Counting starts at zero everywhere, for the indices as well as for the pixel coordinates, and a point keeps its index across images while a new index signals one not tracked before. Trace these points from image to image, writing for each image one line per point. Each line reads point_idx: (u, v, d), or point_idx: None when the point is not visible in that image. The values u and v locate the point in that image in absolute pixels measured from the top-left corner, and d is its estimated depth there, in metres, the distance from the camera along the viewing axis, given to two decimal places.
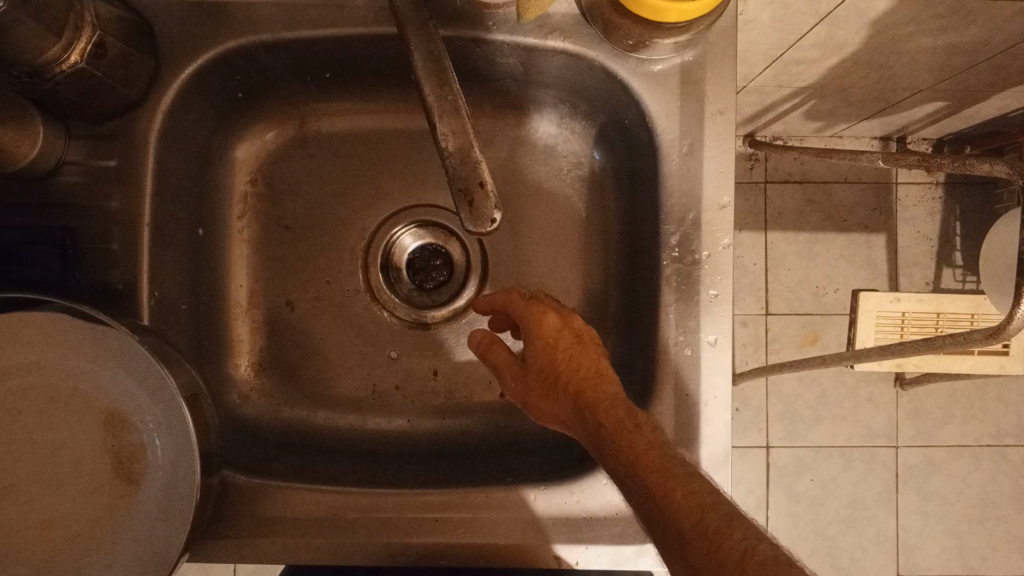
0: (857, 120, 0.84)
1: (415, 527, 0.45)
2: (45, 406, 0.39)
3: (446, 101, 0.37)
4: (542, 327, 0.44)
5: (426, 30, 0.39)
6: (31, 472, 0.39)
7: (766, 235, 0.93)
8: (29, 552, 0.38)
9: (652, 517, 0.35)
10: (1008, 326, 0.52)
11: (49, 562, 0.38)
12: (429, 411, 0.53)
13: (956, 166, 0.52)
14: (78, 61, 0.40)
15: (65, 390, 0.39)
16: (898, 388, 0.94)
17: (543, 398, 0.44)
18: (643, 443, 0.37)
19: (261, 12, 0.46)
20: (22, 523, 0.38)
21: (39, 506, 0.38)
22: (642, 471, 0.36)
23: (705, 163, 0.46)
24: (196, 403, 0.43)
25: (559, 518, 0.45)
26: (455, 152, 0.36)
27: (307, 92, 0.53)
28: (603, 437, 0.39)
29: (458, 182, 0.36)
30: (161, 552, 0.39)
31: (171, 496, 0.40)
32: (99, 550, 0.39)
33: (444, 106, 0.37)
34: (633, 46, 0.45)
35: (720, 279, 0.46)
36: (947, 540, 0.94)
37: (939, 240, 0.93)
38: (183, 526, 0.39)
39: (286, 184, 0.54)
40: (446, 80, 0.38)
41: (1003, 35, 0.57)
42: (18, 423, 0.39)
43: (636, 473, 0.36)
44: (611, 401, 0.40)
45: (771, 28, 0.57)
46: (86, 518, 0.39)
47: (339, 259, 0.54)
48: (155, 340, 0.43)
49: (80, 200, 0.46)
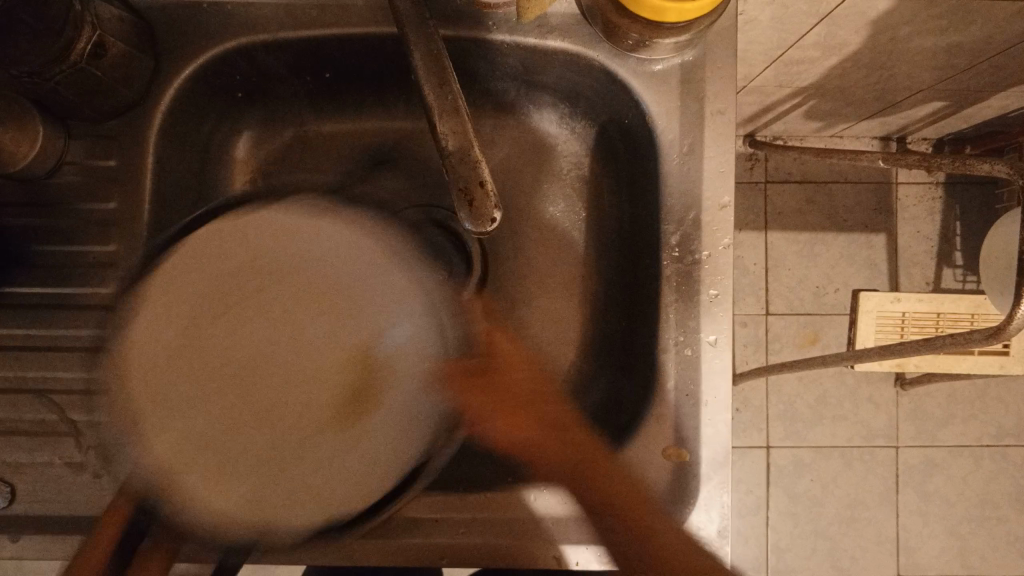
0: (857, 121, 0.84)
1: (416, 527, 0.46)
2: (292, 328, 0.44)
3: (447, 101, 0.37)
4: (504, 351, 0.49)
5: (427, 29, 0.39)
6: (332, 395, 0.43)
7: (766, 235, 0.93)
8: (214, 460, 0.41)
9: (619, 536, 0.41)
10: (1009, 326, 0.52)
11: (260, 459, 0.42)
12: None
13: (956, 166, 0.52)
14: (77, 60, 0.40)
15: (336, 300, 0.45)
16: (898, 388, 0.94)
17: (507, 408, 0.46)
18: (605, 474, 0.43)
19: (261, 13, 0.46)
20: (247, 435, 0.42)
21: (252, 404, 0.42)
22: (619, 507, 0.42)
23: (706, 162, 0.46)
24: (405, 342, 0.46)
25: (557, 517, 0.46)
26: (455, 152, 0.36)
27: (308, 93, 0.53)
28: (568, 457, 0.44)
29: (457, 180, 0.35)
30: (391, 460, 0.43)
31: (411, 419, 0.44)
32: (276, 471, 0.42)
33: (444, 106, 0.37)
34: (633, 46, 0.45)
35: (720, 279, 0.46)
36: (948, 540, 0.94)
37: (939, 240, 0.93)
38: (409, 452, 0.44)
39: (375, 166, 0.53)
40: (448, 81, 0.38)
41: (1004, 35, 0.57)
42: (268, 340, 0.44)
43: (621, 510, 0.42)
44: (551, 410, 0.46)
45: (772, 27, 0.57)
46: (332, 446, 0.43)
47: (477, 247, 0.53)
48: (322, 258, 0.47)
49: (79, 200, 0.46)
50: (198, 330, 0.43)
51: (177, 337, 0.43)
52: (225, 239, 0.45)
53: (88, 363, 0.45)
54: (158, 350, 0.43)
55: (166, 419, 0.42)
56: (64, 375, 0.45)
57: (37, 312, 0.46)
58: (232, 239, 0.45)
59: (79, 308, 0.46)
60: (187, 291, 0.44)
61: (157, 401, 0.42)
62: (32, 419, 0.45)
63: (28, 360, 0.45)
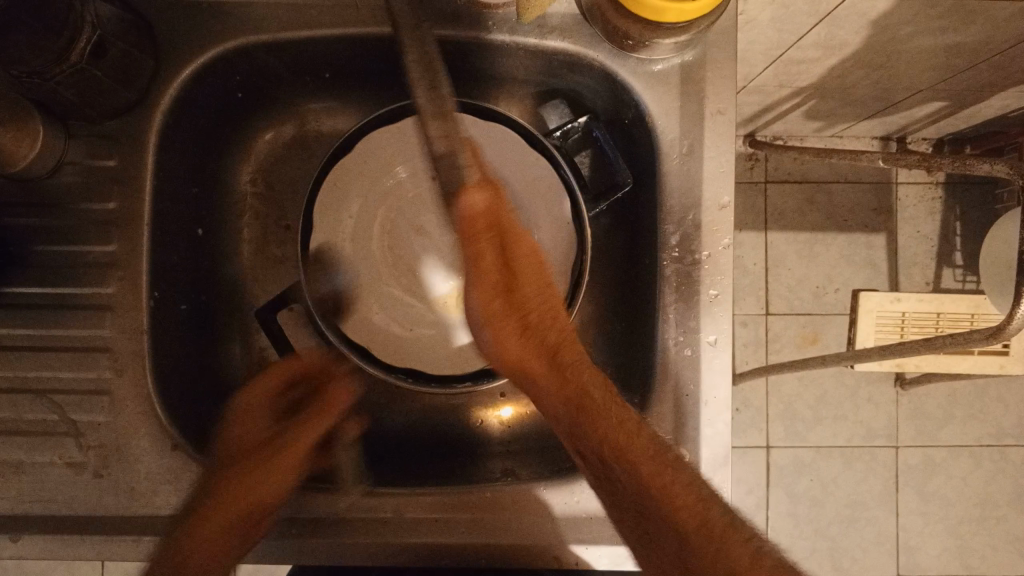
0: (857, 121, 0.84)
1: (414, 527, 0.45)
2: None
3: (437, 104, 0.38)
4: (514, 254, 0.43)
5: (419, 30, 0.39)
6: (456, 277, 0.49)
7: (766, 235, 0.93)
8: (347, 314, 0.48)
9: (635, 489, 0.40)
10: (1008, 326, 0.52)
11: (369, 320, 0.48)
12: (445, 407, 0.56)
13: (955, 166, 0.51)
14: (77, 60, 0.40)
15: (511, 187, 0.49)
16: (898, 388, 0.94)
17: (516, 325, 0.43)
18: (625, 419, 0.41)
19: (261, 12, 0.46)
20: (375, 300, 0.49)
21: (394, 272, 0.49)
22: (612, 448, 0.40)
23: (706, 162, 0.46)
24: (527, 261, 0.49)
25: (559, 518, 0.45)
26: (446, 155, 0.39)
27: (306, 89, 0.54)
28: (563, 393, 0.42)
29: (441, 185, 0.39)
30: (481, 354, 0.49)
31: None
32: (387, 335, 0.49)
33: (433, 109, 0.38)
34: (633, 46, 0.44)
35: (720, 279, 0.45)
36: (947, 540, 0.94)
37: (939, 240, 0.93)
38: None
39: (590, 155, 0.51)
40: (438, 85, 0.38)
41: (1003, 34, 0.57)
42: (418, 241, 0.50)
43: (617, 460, 0.40)
44: (552, 327, 0.44)
45: (772, 27, 0.57)
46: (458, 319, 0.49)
47: (630, 185, 0.49)
48: (372, 234, 0.49)
49: (80, 200, 0.46)
50: (364, 212, 0.49)
51: (351, 222, 0.49)
52: (383, 145, 0.49)
53: (88, 363, 0.45)
54: (329, 218, 0.48)
55: (334, 285, 0.48)
56: (64, 375, 0.45)
57: (36, 311, 0.46)
58: (384, 142, 0.49)
59: (79, 308, 0.46)
60: (351, 179, 0.49)
61: (324, 271, 0.48)
62: (33, 420, 0.45)
63: (29, 360, 0.45)
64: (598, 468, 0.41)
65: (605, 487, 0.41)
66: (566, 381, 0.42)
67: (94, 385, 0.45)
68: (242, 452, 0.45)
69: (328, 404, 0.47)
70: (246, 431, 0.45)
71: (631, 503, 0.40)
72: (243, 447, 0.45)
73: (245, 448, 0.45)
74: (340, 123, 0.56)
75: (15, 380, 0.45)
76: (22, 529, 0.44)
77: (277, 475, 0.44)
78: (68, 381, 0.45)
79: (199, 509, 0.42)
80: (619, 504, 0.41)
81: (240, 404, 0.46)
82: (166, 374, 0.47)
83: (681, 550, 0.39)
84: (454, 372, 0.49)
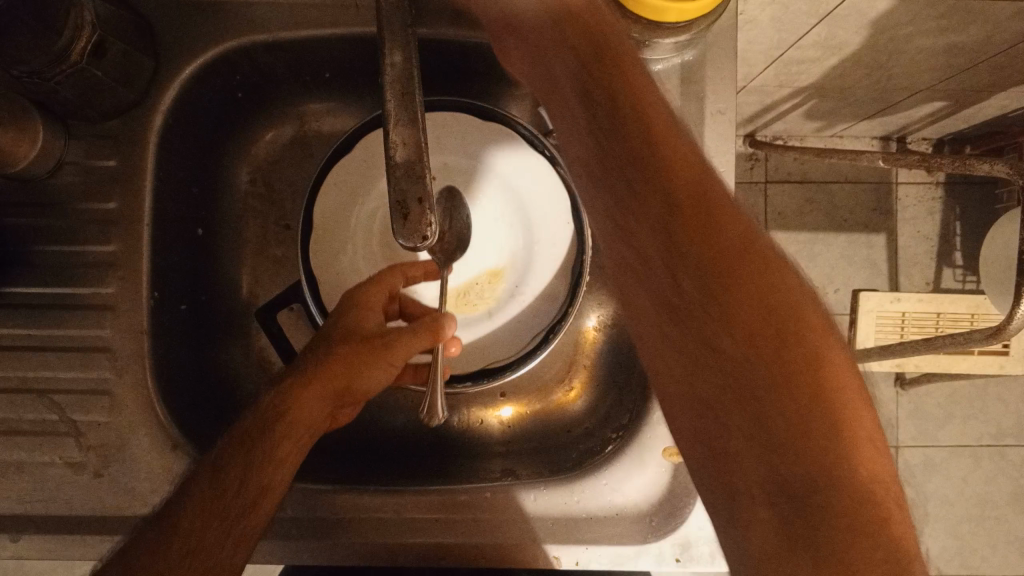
0: (857, 120, 0.84)
1: (413, 527, 0.45)
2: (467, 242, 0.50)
3: (407, 111, 0.36)
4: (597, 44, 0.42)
5: (404, 35, 0.38)
6: (462, 278, 0.50)
7: (766, 235, 0.93)
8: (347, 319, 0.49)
9: (746, 354, 0.35)
10: (1008, 326, 0.52)
11: None
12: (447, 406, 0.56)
13: (956, 166, 0.51)
14: (77, 60, 0.40)
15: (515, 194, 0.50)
16: (898, 388, 0.94)
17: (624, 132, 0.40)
18: (778, 299, 0.36)
19: (261, 12, 0.46)
20: None
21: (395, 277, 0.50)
22: (715, 286, 0.36)
23: (705, 162, 0.46)
24: (528, 267, 0.49)
25: (560, 517, 0.45)
26: (402, 164, 0.35)
27: (304, 88, 0.53)
28: (689, 233, 0.37)
29: (397, 195, 0.34)
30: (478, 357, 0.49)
31: (519, 329, 0.49)
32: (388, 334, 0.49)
33: (399, 117, 0.35)
34: (633, 46, 0.44)
35: None
36: (946, 540, 0.94)
37: (939, 240, 0.93)
38: (512, 354, 0.48)
39: None
40: (412, 91, 0.36)
41: (1004, 34, 0.57)
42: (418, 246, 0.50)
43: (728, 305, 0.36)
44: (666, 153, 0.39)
45: (771, 28, 0.57)
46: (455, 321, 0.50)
47: None
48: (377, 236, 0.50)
49: (79, 200, 0.46)
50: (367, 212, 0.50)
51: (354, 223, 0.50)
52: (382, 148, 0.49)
53: (87, 363, 0.45)
54: (331, 220, 0.48)
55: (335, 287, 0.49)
56: (65, 375, 0.45)
57: (36, 311, 0.46)
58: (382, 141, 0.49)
59: (78, 307, 0.46)
60: (353, 180, 0.49)
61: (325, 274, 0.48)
62: (34, 420, 0.45)
63: (29, 360, 0.45)
64: (711, 308, 0.35)
65: (698, 360, 0.36)
66: (698, 214, 0.37)
67: (93, 385, 0.45)
68: (353, 334, 0.44)
69: (429, 324, 0.46)
70: (365, 318, 0.45)
71: (740, 391, 0.35)
72: (355, 330, 0.44)
73: (346, 333, 0.44)
74: (340, 123, 0.56)
75: (14, 380, 0.45)
76: (22, 528, 0.44)
77: (377, 371, 0.45)
78: (67, 381, 0.45)
79: (302, 372, 0.44)
80: (716, 375, 0.36)
81: (354, 296, 0.45)
82: (165, 373, 0.47)
83: (772, 451, 0.34)
84: (456, 372, 0.49)
